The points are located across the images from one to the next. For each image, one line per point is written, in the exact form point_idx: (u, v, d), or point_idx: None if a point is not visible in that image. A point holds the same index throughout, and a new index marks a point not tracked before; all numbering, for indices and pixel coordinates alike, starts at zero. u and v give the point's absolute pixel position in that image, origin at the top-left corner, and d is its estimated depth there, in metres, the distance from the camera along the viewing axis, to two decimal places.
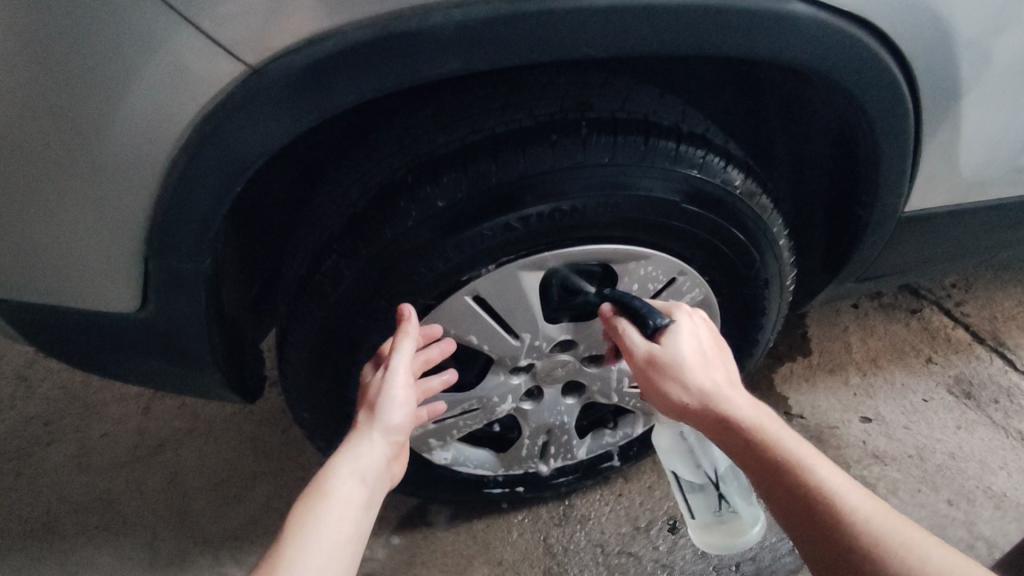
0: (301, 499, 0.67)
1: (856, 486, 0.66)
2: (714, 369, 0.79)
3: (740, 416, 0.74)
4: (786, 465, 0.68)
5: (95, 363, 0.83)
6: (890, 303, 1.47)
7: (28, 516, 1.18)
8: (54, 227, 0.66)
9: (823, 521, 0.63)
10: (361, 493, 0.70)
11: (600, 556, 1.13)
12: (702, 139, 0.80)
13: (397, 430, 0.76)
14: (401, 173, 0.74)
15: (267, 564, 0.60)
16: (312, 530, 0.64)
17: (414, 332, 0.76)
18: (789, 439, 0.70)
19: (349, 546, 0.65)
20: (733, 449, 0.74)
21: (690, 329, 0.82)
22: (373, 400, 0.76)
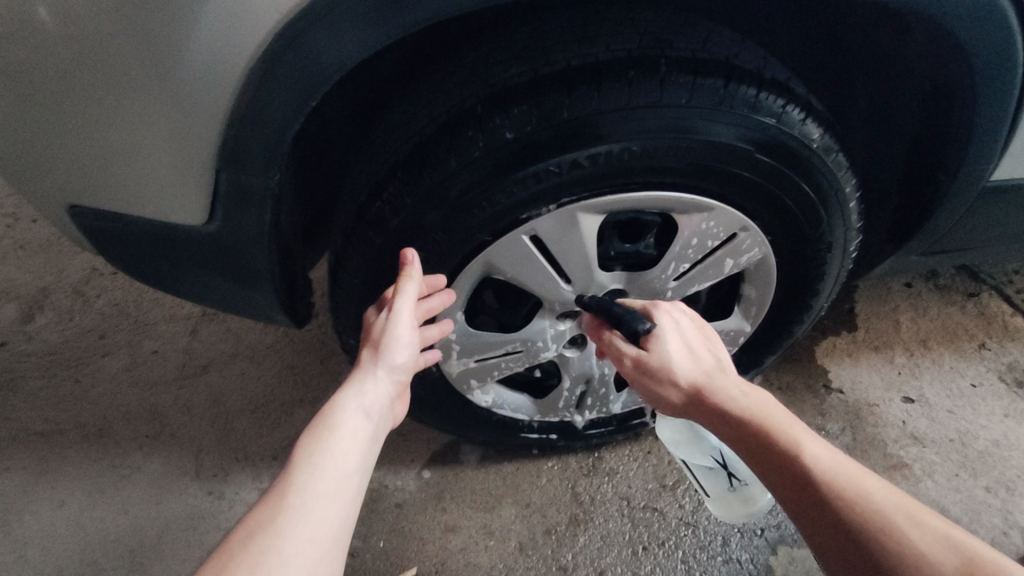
0: (308, 431, 0.70)
1: (849, 461, 0.66)
2: (702, 361, 0.80)
3: (732, 403, 0.74)
4: (778, 452, 0.68)
5: (159, 275, 0.85)
6: (946, 285, 1.42)
7: (84, 420, 1.25)
8: (126, 135, 0.67)
9: (816, 506, 0.63)
10: (366, 426, 0.73)
11: (625, 508, 1.14)
12: (784, 88, 0.76)
13: (400, 369, 0.78)
14: (470, 102, 0.72)
15: (280, 489, 0.64)
16: (320, 460, 0.67)
17: (418, 276, 0.76)
18: (779, 422, 0.71)
19: (358, 475, 0.68)
20: (733, 441, 0.74)
21: (672, 325, 0.82)
22: (376, 339, 0.77)
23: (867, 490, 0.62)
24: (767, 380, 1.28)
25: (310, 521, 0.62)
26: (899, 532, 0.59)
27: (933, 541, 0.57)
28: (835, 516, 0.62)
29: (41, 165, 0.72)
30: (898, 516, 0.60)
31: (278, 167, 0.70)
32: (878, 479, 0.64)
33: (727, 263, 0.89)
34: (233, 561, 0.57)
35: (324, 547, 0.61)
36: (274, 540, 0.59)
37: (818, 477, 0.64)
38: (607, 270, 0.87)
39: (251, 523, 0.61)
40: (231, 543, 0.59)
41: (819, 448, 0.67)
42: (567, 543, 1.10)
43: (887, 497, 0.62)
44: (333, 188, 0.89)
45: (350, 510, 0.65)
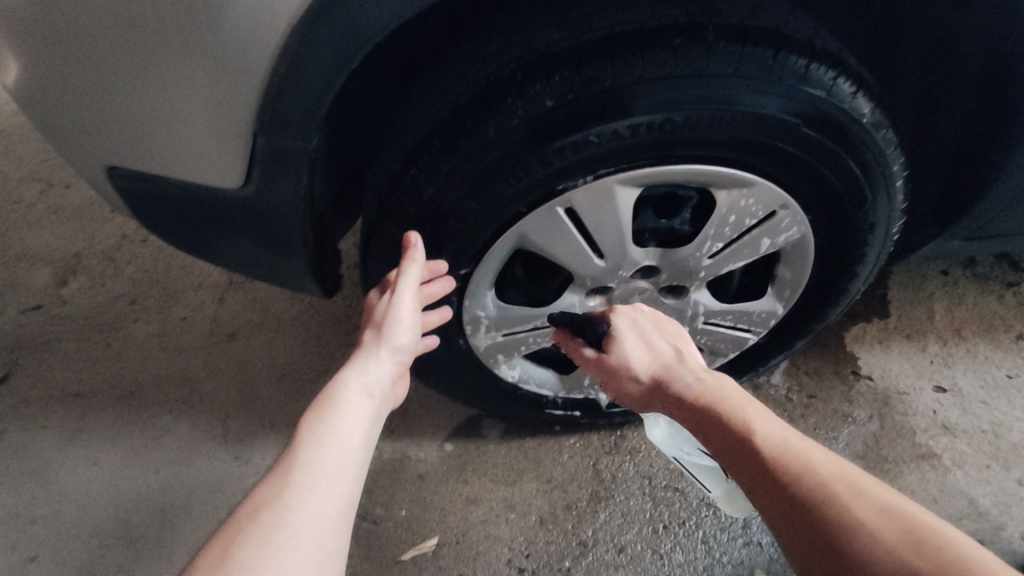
0: (312, 409, 0.70)
1: (803, 439, 0.68)
2: (662, 352, 0.86)
3: (688, 390, 0.80)
4: (729, 433, 0.72)
5: (193, 240, 0.86)
6: (985, 273, 1.38)
7: (116, 382, 1.28)
8: (164, 96, 0.67)
9: (767, 484, 0.66)
10: (368, 405, 0.74)
11: (647, 487, 1.14)
12: (835, 60, 0.74)
13: (402, 351, 0.80)
14: (510, 69, 0.71)
15: (286, 465, 0.64)
16: (323, 436, 0.67)
17: (421, 259, 0.77)
18: (730, 403, 0.75)
19: (361, 452, 0.69)
20: (692, 426, 0.78)
21: (630, 324, 0.89)
22: (379, 321, 0.78)
23: (809, 460, 0.65)
24: (795, 364, 1.26)
25: (315, 496, 0.62)
26: (839, 499, 0.60)
27: (872, 507, 0.58)
28: (783, 490, 0.64)
29: (80, 125, 0.73)
30: (840, 486, 0.61)
31: (315, 131, 0.70)
32: (824, 452, 0.66)
33: (764, 243, 0.87)
34: (243, 534, 0.58)
35: (330, 522, 0.62)
36: (281, 514, 0.60)
37: (763, 453, 0.68)
38: (640, 246, 0.85)
39: (259, 497, 0.62)
40: (241, 516, 0.60)
41: (770, 426, 0.71)
42: (587, 520, 1.11)
43: (830, 467, 0.63)
44: (366, 156, 0.88)
45: (354, 486, 0.66)
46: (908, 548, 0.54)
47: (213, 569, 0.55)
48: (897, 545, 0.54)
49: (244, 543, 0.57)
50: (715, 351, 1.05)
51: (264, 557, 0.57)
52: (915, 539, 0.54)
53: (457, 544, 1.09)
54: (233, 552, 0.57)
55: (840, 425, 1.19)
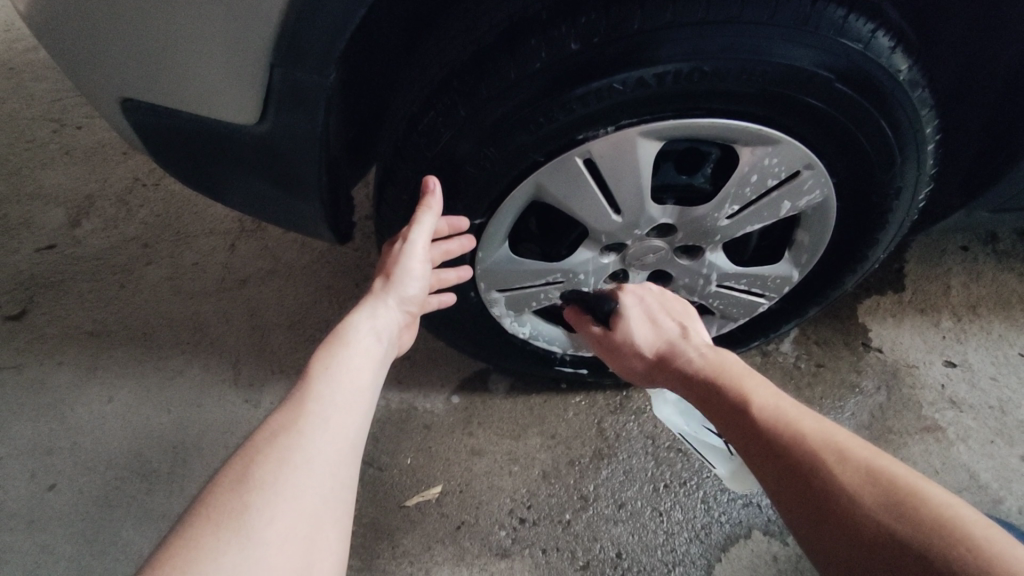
0: (324, 345, 0.71)
1: (797, 408, 0.70)
2: (668, 330, 0.89)
3: (690, 366, 0.83)
4: (728, 407, 0.75)
5: (207, 179, 0.85)
6: (1005, 251, 1.35)
7: (129, 323, 1.29)
8: (181, 24, 0.65)
9: (761, 454, 0.68)
10: (378, 348, 0.75)
11: (649, 447, 1.16)
12: (875, 12, 0.71)
13: (410, 301, 0.80)
14: (535, 10, 0.68)
15: (300, 396, 0.65)
16: (336, 371, 0.68)
17: (437, 209, 0.77)
18: (729, 376, 0.78)
19: (371, 389, 0.70)
20: (693, 399, 0.81)
21: (637, 302, 0.92)
22: (390, 268, 0.79)
23: (802, 429, 0.66)
24: (805, 334, 1.26)
25: (329, 426, 0.64)
26: (828, 467, 0.61)
27: (860, 474, 0.59)
28: (776, 461, 0.66)
29: (93, 54, 0.71)
30: (829, 454, 0.63)
31: (334, 66, 0.68)
32: (817, 420, 0.68)
33: (785, 206, 0.85)
34: (261, 456, 0.60)
35: (343, 452, 0.63)
36: (297, 440, 0.61)
37: (758, 424, 0.70)
38: (658, 203, 0.84)
39: (274, 424, 0.63)
40: (258, 440, 0.61)
41: (766, 397, 0.73)
42: (589, 475, 1.13)
43: (821, 436, 0.65)
44: (382, 99, 0.87)
45: (364, 420, 0.67)
46: (893, 515, 0.55)
47: (233, 486, 0.57)
48: (884, 512, 0.56)
49: (263, 464, 0.59)
50: (726, 315, 1.05)
51: (281, 478, 0.58)
52: (901, 505, 0.55)
53: (461, 493, 1.12)
54: (255, 469, 0.58)
55: (846, 395, 1.19)
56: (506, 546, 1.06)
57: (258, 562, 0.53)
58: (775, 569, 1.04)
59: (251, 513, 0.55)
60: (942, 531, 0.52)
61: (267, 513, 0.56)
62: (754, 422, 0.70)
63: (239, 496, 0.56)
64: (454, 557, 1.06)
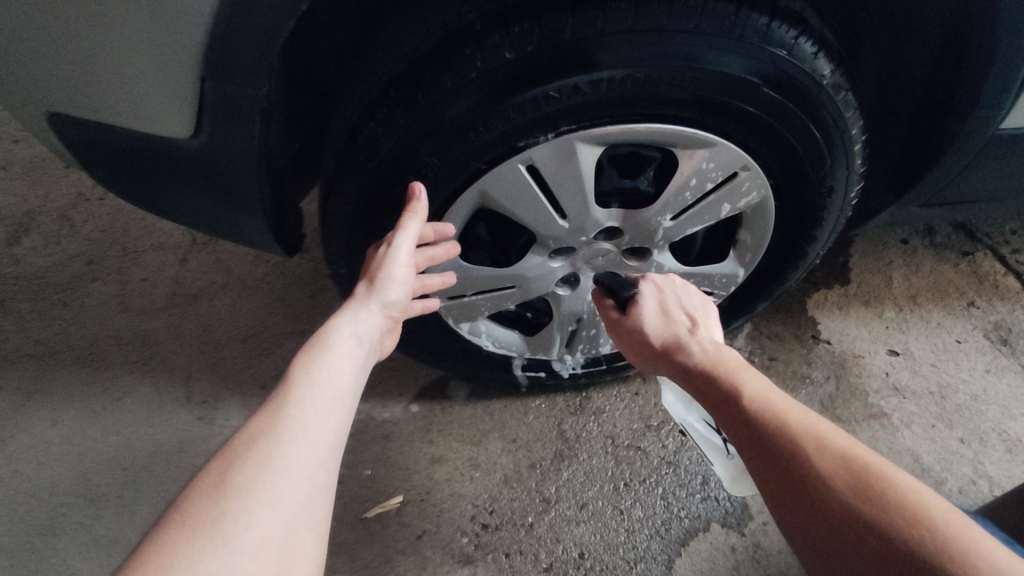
0: (304, 349, 0.70)
1: (788, 400, 0.67)
2: (677, 323, 0.84)
3: (691, 358, 0.78)
4: (722, 395, 0.72)
5: (145, 193, 0.83)
6: (941, 243, 1.42)
7: (75, 344, 1.25)
8: (104, 40, 0.64)
9: (747, 440, 0.66)
10: (359, 353, 0.74)
11: (609, 446, 1.17)
12: (798, 19, 0.74)
13: (393, 306, 0.79)
14: (470, 19, 0.69)
15: (279, 400, 0.64)
16: (318, 375, 0.68)
17: (422, 214, 0.76)
18: (728, 370, 0.74)
19: (352, 394, 0.69)
20: (692, 387, 0.77)
21: (655, 293, 0.88)
22: (373, 273, 0.77)
23: (787, 417, 0.65)
24: (757, 329, 1.29)
25: (308, 430, 0.63)
26: (808, 454, 0.61)
27: (838, 462, 0.59)
28: (760, 448, 0.64)
29: (15, 69, 0.69)
30: (808, 441, 0.62)
31: (267, 78, 0.67)
32: (802, 410, 0.66)
33: (725, 207, 0.88)
34: (239, 461, 0.58)
35: (322, 456, 0.62)
36: (276, 444, 0.60)
37: (749, 412, 0.67)
38: (603, 207, 0.85)
39: (252, 429, 0.62)
40: (235, 446, 0.60)
41: (761, 388, 0.70)
42: (551, 477, 1.14)
43: (804, 425, 0.63)
44: (325, 110, 0.86)
45: (344, 424, 0.66)
46: (861, 500, 0.56)
47: (207, 493, 0.55)
48: (858, 498, 0.56)
49: (241, 470, 0.57)
50: None
51: (259, 482, 0.57)
52: (871, 491, 0.56)
53: (423, 501, 1.11)
54: (231, 476, 0.57)
55: (797, 387, 1.23)
56: (469, 552, 1.06)
57: (231, 569, 0.50)
58: (732, 560, 1.06)
59: (227, 520, 0.53)
60: (906, 513, 0.53)
61: (244, 519, 0.54)
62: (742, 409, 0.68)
63: (214, 503, 0.54)
64: (417, 567, 1.05)
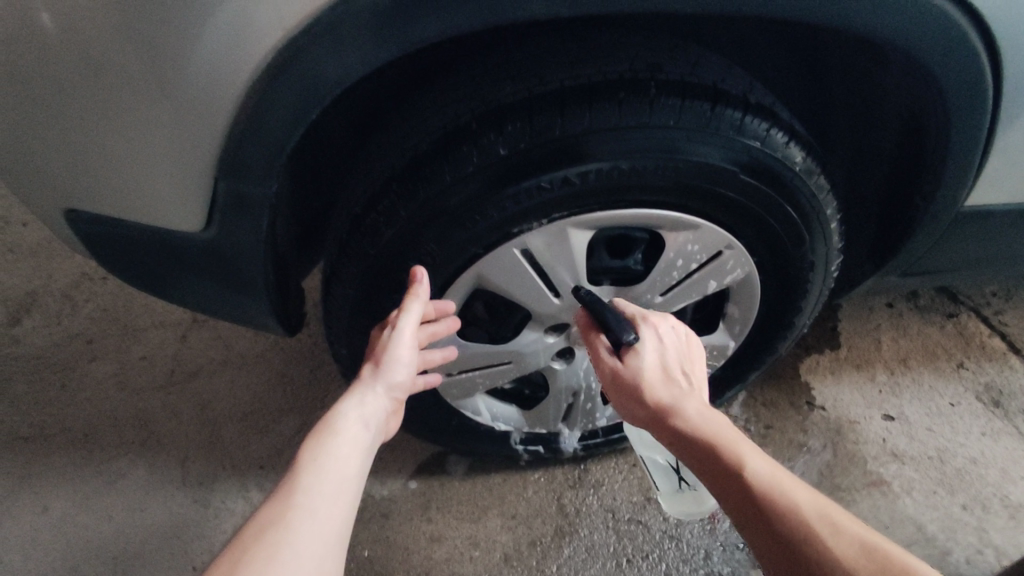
0: (313, 435, 0.71)
1: (795, 477, 0.67)
2: (674, 381, 0.80)
3: (690, 425, 0.75)
4: (726, 468, 0.70)
5: (153, 279, 0.86)
6: (926, 305, 1.46)
7: (70, 425, 1.24)
8: (128, 146, 0.68)
9: (756, 520, 0.65)
10: (365, 436, 0.74)
11: (610, 521, 1.15)
12: (769, 112, 0.80)
13: (399, 387, 0.80)
14: (466, 119, 0.74)
15: (289, 487, 0.65)
16: (326, 462, 0.68)
17: (424, 297, 0.79)
18: (729, 442, 0.72)
19: (359, 477, 0.70)
20: (693, 455, 0.74)
21: (655, 344, 0.82)
22: (378, 356, 0.79)
23: (798, 498, 0.64)
24: (752, 396, 1.30)
25: (316, 518, 0.63)
26: (823, 539, 0.60)
27: (854, 549, 0.59)
28: (772, 530, 0.64)
29: (43, 169, 0.73)
30: (822, 525, 0.61)
31: (276, 177, 0.72)
32: (809, 490, 0.66)
33: (712, 283, 0.91)
34: (249, 552, 0.58)
35: (329, 545, 0.62)
36: (285, 534, 0.60)
37: (759, 490, 0.66)
38: (595, 284, 0.88)
39: (261, 518, 0.62)
40: (245, 536, 0.60)
41: (766, 464, 0.69)
42: (552, 555, 1.11)
43: (814, 507, 0.63)
44: (329, 197, 0.91)
45: (350, 510, 0.67)
46: None
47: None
48: None
49: (251, 561, 0.57)
50: None
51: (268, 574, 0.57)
52: None
53: None
54: (240, 569, 0.57)
55: (795, 455, 1.23)
56: None
57: None
58: None
59: None
60: None
61: None
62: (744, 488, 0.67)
63: None
64: None
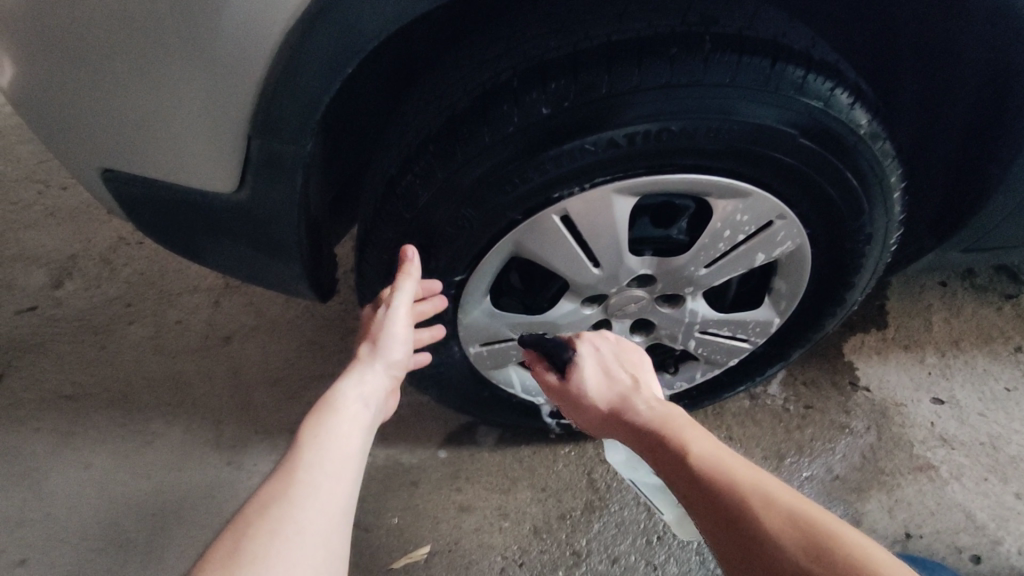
0: (312, 413, 0.70)
1: (734, 456, 0.69)
2: (622, 383, 0.85)
3: (640, 418, 0.79)
4: (669, 456, 0.72)
5: (187, 242, 0.85)
6: (983, 285, 1.38)
7: (110, 386, 1.27)
8: (160, 102, 0.67)
9: (696, 500, 0.66)
10: (366, 414, 0.74)
11: (642, 496, 1.13)
12: (833, 70, 0.74)
13: (396, 364, 0.80)
14: (507, 76, 0.70)
15: (290, 464, 0.64)
16: (326, 439, 0.67)
17: (417, 275, 0.78)
18: (676, 429, 0.75)
19: (361, 454, 0.69)
20: (642, 449, 0.77)
21: (593, 353, 0.88)
22: (374, 334, 0.78)
23: (734, 473, 0.65)
24: (792, 375, 1.26)
25: (319, 494, 0.62)
26: (752, 510, 0.61)
27: (782, 517, 0.59)
28: (709, 508, 0.64)
29: (76, 126, 0.72)
30: (753, 498, 0.62)
31: (311, 136, 0.70)
32: (748, 466, 0.67)
33: (759, 256, 0.87)
34: (253, 529, 0.57)
35: (335, 521, 0.61)
36: (290, 510, 0.59)
37: (698, 469, 0.68)
38: (637, 255, 0.84)
39: (265, 494, 0.61)
40: (249, 512, 0.59)
41: (707, 446, 0.71)
42: (581, 529, 1.10)
43: (749, 480, 0.64)
44: (362, 160, 0.88)
45: (355, 486, 0.65)
46: (808, 555, 0.55)
47: (225, 561, 0.54)
48: (805, 554, 0.55)
49: (255, 536, 0.56)
50: (710, 360, 1.04)
51: (273, 549, 0.56)
52: (816, 546, 0.55)
53: (450, 553, 1.08)
54: (248, 542, 0.56)
55: (837, 436, 1.18)
56: None
57: None
58: None
59: None
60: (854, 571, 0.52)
61: None
62: (701, 481, 0.66)
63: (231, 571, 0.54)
64: None
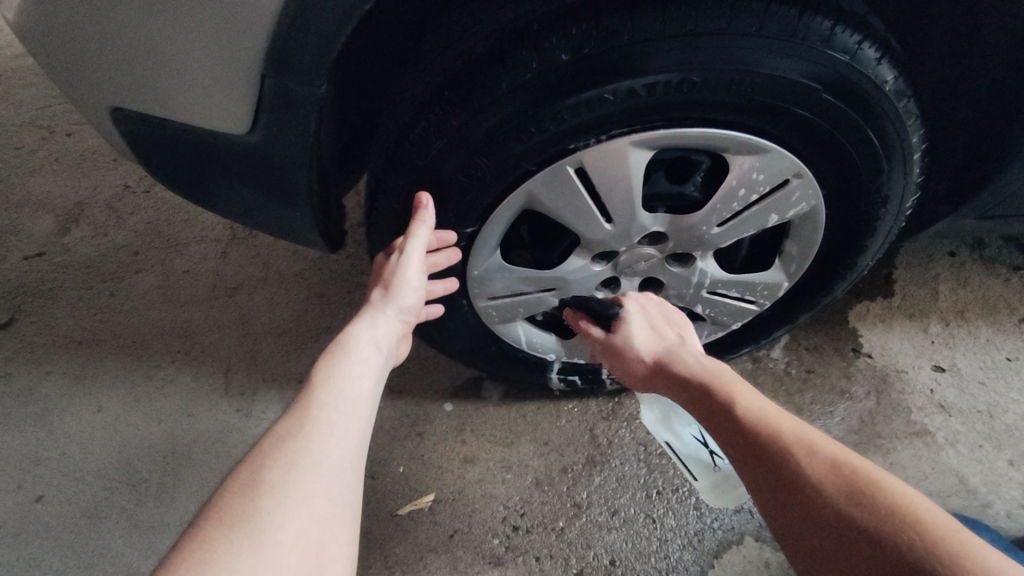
0: (325, 353, 0.71)
1: (778, 409, 0.71)
2: (667, 339, 0.89)
3: (688, 370, 0.82)
4: (715, 406, 0.75)
5: (198, 187, 0.84)
6: (992, 256, 1.37)
7: (120, 332, 1.28)
8: (171, 34, 0.65)
9: (741, 447, 0.69)
10: (379, 357, 0.74)
11: (642, 453, 1.16)
12: (862, 23, 0.72)
13: (408, 310, 0.80)
14: (528, 20, 0.69)
15: (305, 401, 0.65)
16: (340, 378, 0.68)
17: (431, 222, 0.78)
18: (723, 381, 0.78)
19: (374, 395, 0.70)
20: (686, 400, 0.81)
21: (639, 310, 0.93)
22: (388, 279, 0.79)
23: (780, 424, 0.68)
24: (795, 340, 1.27)
25: (335, 430, 0.63)
26: (796, 458, 0.63)
27: (825, 465, 0.61)
28: (753, 456, 0.67)
29: (83, 60, 0.70)
30: (799, 448, 0.64)
31: (325, 76, 0.68)
32: (793, 419, 0.69)
33: (772, 216, 0.86)
34: (270, 460, 0.59)
35: (349, 456, 0.63)
36: (305, 444, 0.61)
37: (743, 419, 0.70)
38: (650, 211, 0.83)
39: (281, 430, 0.63)
40: (265, 446, 0.60)
41: (753, 399, 0.73)
42: (583, 482, 1.13)
43: (795, 432, 0.66)
44: (374, 107, 0.87)
45: (368, 424, 0.67)
46: (848, 499, 0.57)
47: (242, 489, 0.56)
48: (846, 498, 0.58)
49: (272, 467, 0.58)
50: (716, 321, 1.05)
51: (291, 479, 0.58)
52: (858, 491, 0.58)
53: (454, 501, 1.11)
54: (266, 473, 0.57)
55: (836, 400, 1.20)
56: (499, 554, 1.05)
57: (268, 563, 0.52)
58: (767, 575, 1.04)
59: (262, 516, 0.54)
60: (896, 514, 0.54)
61: (280, 516, 0.55)
62: (748, 430, 0.69)
63: (250, 499, 0.55)
64: (447, 566, 1.05)
